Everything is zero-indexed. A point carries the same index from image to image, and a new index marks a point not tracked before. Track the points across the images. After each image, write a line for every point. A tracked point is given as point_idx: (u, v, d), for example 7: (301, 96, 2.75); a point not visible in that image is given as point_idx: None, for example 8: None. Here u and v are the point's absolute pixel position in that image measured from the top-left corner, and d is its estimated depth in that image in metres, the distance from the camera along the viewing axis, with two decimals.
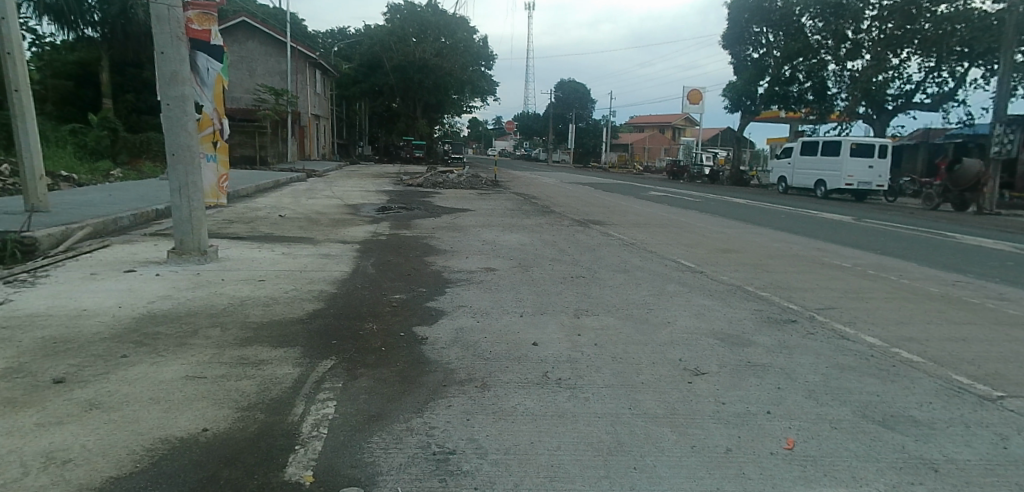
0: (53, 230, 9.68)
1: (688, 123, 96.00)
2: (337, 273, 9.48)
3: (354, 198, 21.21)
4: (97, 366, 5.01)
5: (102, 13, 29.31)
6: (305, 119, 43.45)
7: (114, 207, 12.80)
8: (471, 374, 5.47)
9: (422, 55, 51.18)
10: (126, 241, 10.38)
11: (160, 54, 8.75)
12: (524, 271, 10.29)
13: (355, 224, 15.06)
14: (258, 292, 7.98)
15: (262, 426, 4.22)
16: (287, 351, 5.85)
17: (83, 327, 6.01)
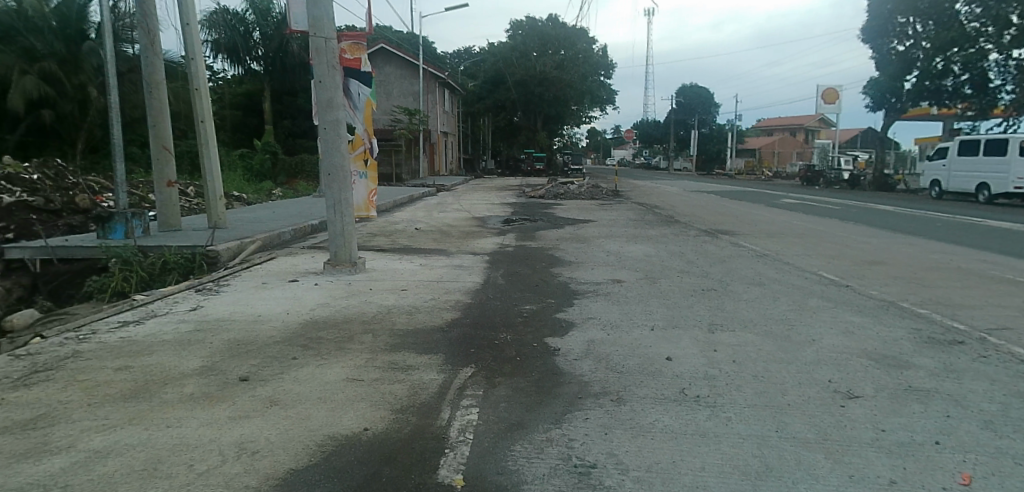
0: (231, 244, 10.95)
1: (824, 125, 89.47)
2: (470, 283, 9.88)
3: (480, 211, 21.94)
4: (272, 367, 5.60)
5: (265, 49, 33.07)
6: (436, 136, 45.59)
7: (277, 223, 14.22)
8: (605, 387, 5.50)
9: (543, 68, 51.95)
10: (289, 254, 11.49)
11: (319, 83, 9.58)
12: (652, 283, 10.12)
13: (483, 236, 15.59)
14: (401, 301, 8.52)
15: (416, 428, 4.50)
16: (431, 358, 6.20)
17: (260, 331, 6.75)
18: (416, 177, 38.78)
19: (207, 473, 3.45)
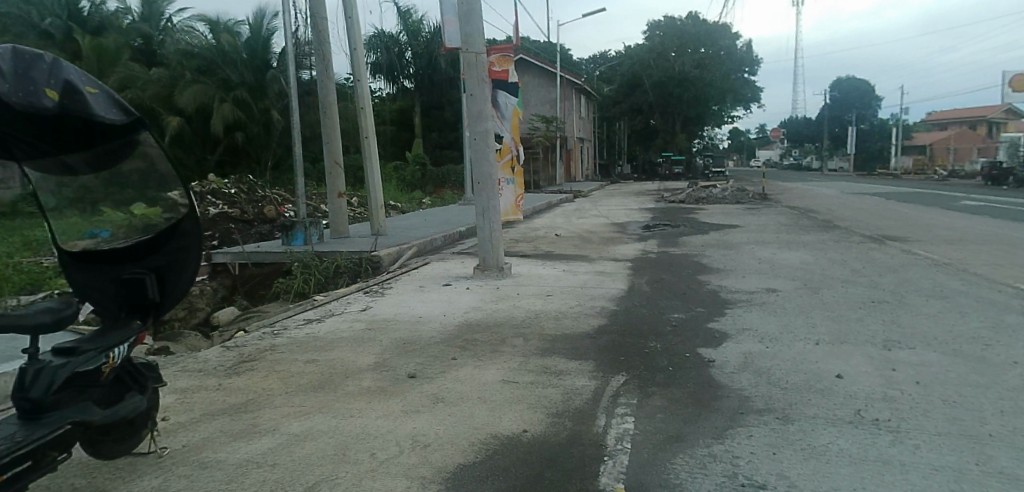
0: (392, 250, 11.72)
1: (1016, 114, 77.90)
2: (615, 290, 9.79)
3: (620, 216, 21.68)
4: (435, 366, 5.91)
5: (415, 67, 35.18)
6: (573, 143, 45.70)
7: (430, 230, 15.04)
8: (769, 403, 5.18)
9: (681, 69, 50.05)
10: (441, 259, 12.09)
11: (471, 96, 10.03)
12: (812, 293, 9.39)
13: (625, 242, 15.39)
14: (548, 307, 8.63)
15: (575, 433, 4.44)
16: (581, 364, 6.21)
17: (421, 332, 7.16)
18: (554, 184, 39.10)
19: (386, 462, 3.58)
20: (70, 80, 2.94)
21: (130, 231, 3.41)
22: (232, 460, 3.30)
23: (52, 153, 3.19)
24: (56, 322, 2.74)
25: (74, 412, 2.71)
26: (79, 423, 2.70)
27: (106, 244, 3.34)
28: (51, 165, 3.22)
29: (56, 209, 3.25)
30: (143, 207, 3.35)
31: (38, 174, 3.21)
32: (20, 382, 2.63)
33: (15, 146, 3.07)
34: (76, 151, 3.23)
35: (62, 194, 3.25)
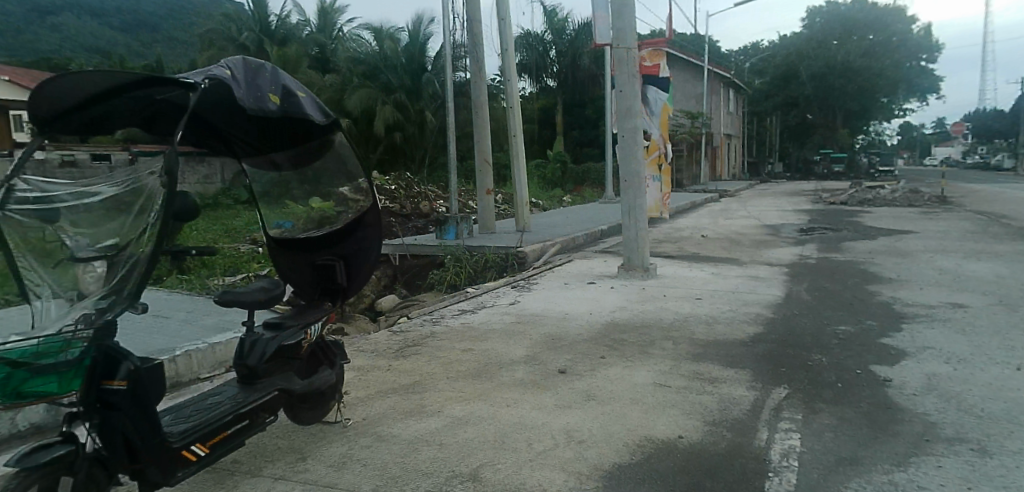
0: (536, 246, 11.91)
1: None
2: (770, 296, 9.20)
3: (772, 218, 20.31)
4: (586, 363, 5.79)
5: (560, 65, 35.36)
6: (720, 140, 43.43)
7: (573, 228, 15.05)
8: (960, 432, 4.58)
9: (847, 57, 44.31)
10: (585, 257, 12.04)
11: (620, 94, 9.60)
12: (1010, 310, 8.18)
13: (779, 245, 14.40)
14: (698, 311, 8.28)
15: (734, 447, 4.08)
16: (737, 372, 5.84)
17: (569, 329, 7.13)
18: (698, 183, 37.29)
19: (537, 456, 3.50)
20: (287, 85, 3.32)
21: (310, 220, 3.83)
22: (405, 436, 3.51)
23: (266, 151, 3.74)
24: (268, 301, 3.10)
25: (279, 379, 3.08)
26: (283, 391, 3.05)
27: (290, 231, 3.74)
28: (263, 161, 3.78)
29: (266, 196, 3.78)
30: (320, 201, 3.83)
31: (253, 167, 3.80)
32: (240, 351, 3.06)
33: (238, 145, 3.59)
34: (282, 150, 3.78)
35: (267, 186, 3.84)
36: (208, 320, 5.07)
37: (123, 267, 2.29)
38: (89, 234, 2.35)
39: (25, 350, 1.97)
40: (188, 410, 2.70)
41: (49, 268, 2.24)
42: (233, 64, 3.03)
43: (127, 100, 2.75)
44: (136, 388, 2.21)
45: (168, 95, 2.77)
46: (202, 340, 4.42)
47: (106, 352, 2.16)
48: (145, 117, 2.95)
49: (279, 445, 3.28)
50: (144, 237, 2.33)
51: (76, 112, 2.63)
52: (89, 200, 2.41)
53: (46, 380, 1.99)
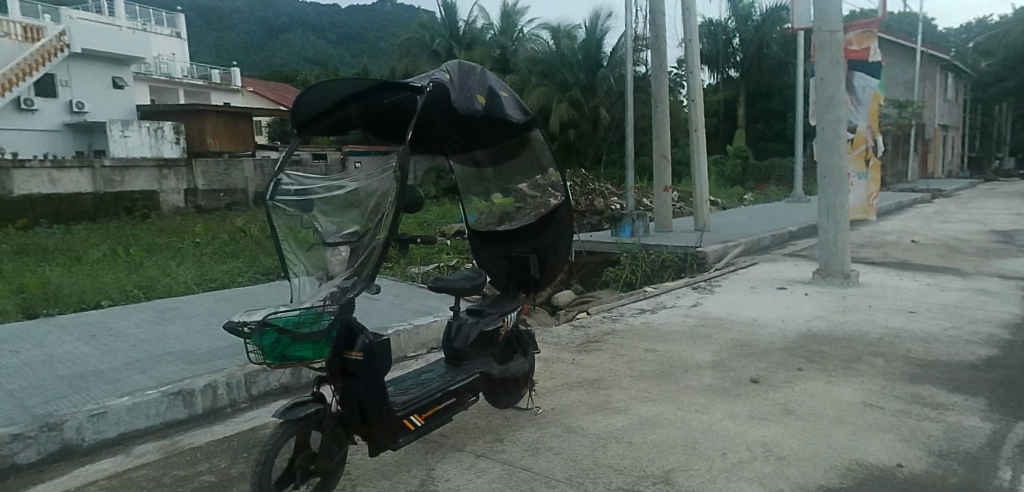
0: (719, 246, 10.62)
1: None
2: (1005, 311, 7.73)
3: (1004, 223, 17.10)
4: (781, 374, 5.01)
5: None
6: (935, 133, 37.58)
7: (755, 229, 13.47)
8: None
9: None
10: (773, 260, 10.46)
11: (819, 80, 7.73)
12: None
13: (1014, 255, 12.09)
14: (915, 327, 6.62)
15: (971, 485, 3.20)
16: (970, 399, 4.63)
17: (760, 336, 6.22)
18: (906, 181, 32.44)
19: (720, 475, 3.08)
20: (492, 87, 3.47)
21: (491, 215, 3.93)
22: (594, 430, 3.50)
23: (469, 149, 3.97)
24: (472, 289, 3.29)
25: (480, 364, 3.25)
26: (484, 375, 3.22)
27: (475, 225, 3.90)
28: (466, 159, 4.01)
29: (468, 193, 4.04)
30: (502, 197, 3.96)
31: (457, 164, 4.06)
32: (448, 334, 3.30)
33: (448, 145, 3.88)
34: (483, 148, 3.99)
35: (469, 183, 4.09)
36: (410, 304, 5.52)
37: (362, 254, 2.59)
38: (336, 222, 2.73)
39: (289, 318, 2.31)
40: (406, 384, 2.98)
41: (302, 249, 2.68)
42: (450, 67, 3.25)
43: (362, 105, 3.10)
44: (370, 359, 2.52)
45: (397, 98, 3.07)
46: (407, 322, 4.83)
47: (347, 326, 2.50)
48: (374, 119, 3.29)
49: (478, 424, 3.49)
50: (380, 226, 2.61)
51: (323, 116, 3.03)
52: (338, 193, 2.81)
53: (305, 344, 2.33)
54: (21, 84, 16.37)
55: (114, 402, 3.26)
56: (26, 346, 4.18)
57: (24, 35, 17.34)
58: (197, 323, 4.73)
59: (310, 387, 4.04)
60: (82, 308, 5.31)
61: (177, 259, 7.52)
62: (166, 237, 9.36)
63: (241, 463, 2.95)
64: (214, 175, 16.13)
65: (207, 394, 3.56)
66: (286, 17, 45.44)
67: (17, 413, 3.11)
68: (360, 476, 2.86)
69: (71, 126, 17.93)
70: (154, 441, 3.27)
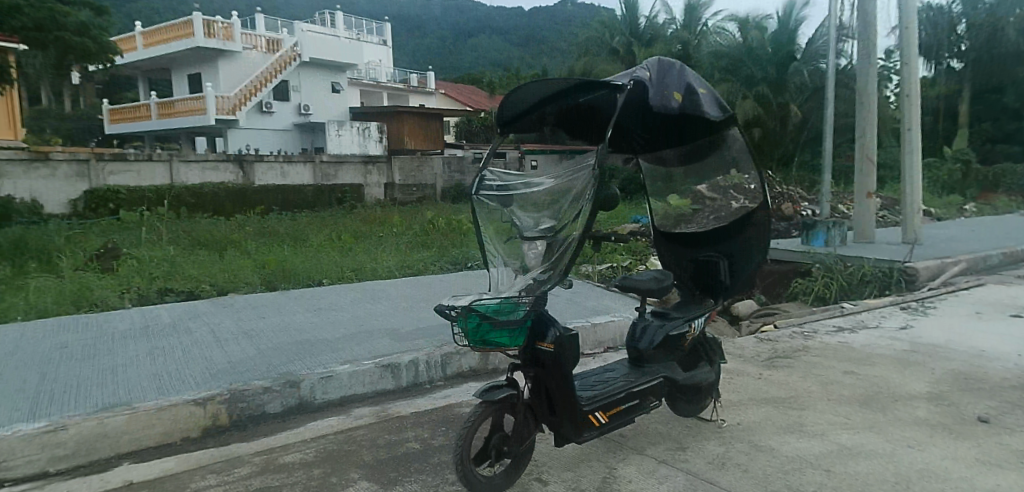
0: (932, 262, 9.14)
1: None
2: None
3: None
4: (1019, 415, 4.19)
5: None
6: None
7: (982, 245, 11.52)
8: None
9: None
10: (1006, 283, 8.88)
11: None
12: None
13: None
14: None
15: None
16: None
17: (989, 369, 5.29)
18: None
19: None
20: (692, 83, 3.37)
21: (666, 216, 3.78)
22: (787, 452, 3.24)
23: (658, 147, 3.81)
24: (659, 290, 3.11)
25: (664, 368, 3.18)
26: (668, 380, 3.15)
27: (657, 225, 3.79)
28: (653, 158, 3.87)
29: (655, 193, 3.89)
30: (678, 199, 3.80)
31: (645, 162, 3.91)
32: (632, 335, 3.25)
33: (637, 142, 3.77)
34: (674, 147, 3.78)
35: (656, 183, 3.90)
36: (589, 302, 5.54)
37: (557, 250, 2.79)
38: (535, 217, 2.86)
39: (490, 306, 2.50)
40: (590, 380, 3.02)
41: (501, 241, 2.83)
42: (650, 65, 3.28)
43: (560, 104, 3.17)
44: (560, 352, 2.63)
45: (596, 96, 3.13)
46: (587, 319, 4.86)
47: (540, 318, 2.65)
48: (569, 118, 3.35)
49: (659, 430, 3.41)
50: (574, 225, 2.81)
51: (525, 114, 3.14)
52: (535, 189, 2.93)
53: (502, 331, 2.51)
54: (261, 92, 19.30)
55: (338, 368, 3.70)
56: (269, 313, 4.90)
57: (267, 47, 20.23)
58: (401, 304, 5.19)
59: (497, 373, 4.24)
60: (309, 284, 6.10)
61: (380, 246, 8.30)
62: (370, 227, 10.38)
63: (441, 436, 3.20)
64: (409, 171, 17.52)
65: (410, 370, 3.90)
66: (477, 23, 48.08)
67: (266, 369, 3.66)
68: (547, 463, 2.97)
69: (298, 126, 20.59)
70: (368, 406, 3.66)
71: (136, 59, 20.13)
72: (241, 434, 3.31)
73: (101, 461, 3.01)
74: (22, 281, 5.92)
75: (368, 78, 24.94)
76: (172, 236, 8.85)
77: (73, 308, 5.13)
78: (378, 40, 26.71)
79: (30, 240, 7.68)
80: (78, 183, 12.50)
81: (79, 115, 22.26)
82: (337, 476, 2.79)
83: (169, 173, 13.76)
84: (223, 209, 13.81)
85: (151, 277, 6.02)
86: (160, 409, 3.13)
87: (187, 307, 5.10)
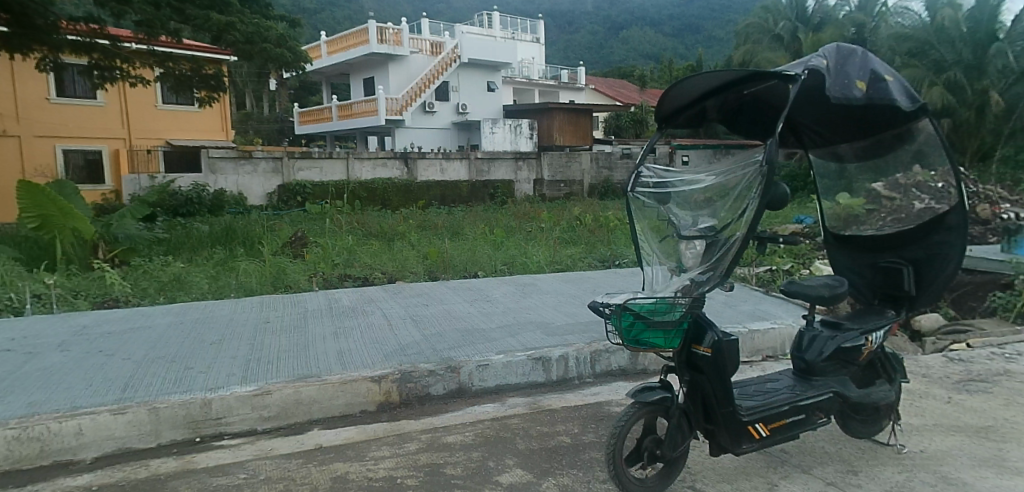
0: None
1: None
2: None
3: None
4: None
5: None
6: None
7: None
8: None
9: None
10: None
11: None
12: None
13: None
14: None
15: None
16: None
17: None
18: None
19: None
20: (877, 69, 3.07)
21: (837, 219, 3.52)
22: (985, 487, 2.79)
23: (833, 142, 3.49)
24: (831, 300, 2.81)
25: (836, 382, 2.92)
26: (840, 395, 2.89)
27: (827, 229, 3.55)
28: (827, 153, 3.56)
29: (824, 192, 3.60)
30: (848, 198, 3.49)
31: (817, 157, 3.61)
32: (798, 344, 3.04)
33: (807, 135, 3.50)
34: (852, 141, 3.43)
35: (828, 180, 3.60)
36: (746, 306, 5.25)
37: (719, 250, 2.62)
38: (691, 215, 2.81)
39: (645, 305, 2.44)
40: (750, 389, 2.89)
41: (655, 240, 2.84)
42: (828, 52, 3.03)
43: (723, 97, 3.04)
44: (718, 357, 2.54)
45: (764, 86, 2.91)
46: (743, 325, 4.61)
47: (697, 321, 2.57)
48: (733, 112, 3.21)
49: (827, 450, 3.14)
50: (738, 224, 2.59)
51: (685, 109, 3.08)
52: (692, 187, 2.87)
53: (658, 332, 2.45)
54: (424, 93, 20.52)
55: (494, 357, 3.84)
56: (432, 301, 5.21)
57: (430, 50, 21.43)
58: (552, 299, 5.27)
59: (648, 374, 4.16)
60: (466, 276, 6.40)
61: (531, 241, 8.47)
62: (521, 222, 10.66)
63: (592, 433, 3.21)
64: (558, 167, 17.71)
65: (560, 364, 3.95)
66: (631, 16, 47.36)
67: (431, 353, 3.89)
68: (702, 472, 2.87)
69: (456, 125, 21.58)
70: (521, 396, 3.76)
71: (319, 66, 22.29)
72: (410, 411, 3.55)
73: (296, 424, 3.38)
74: (233, 263, 6.82)
75: (522, 76, 25.51)
76: (348, 227, 9.70)
77: (272, 288, 5.83)
78: (532, 38, 27.18)
79: (238, 229, 8.85)
80: (274, 178, 14.13)
81: (275, 118, 25.15)
82: (494, 461, 2.90)
83: (347, 171, 15.00)
84: (390, 203, 14.91)
85: (332, 263, 6.67)
86: (344, 382, 3.47)
87: (362, 292, 5.58)
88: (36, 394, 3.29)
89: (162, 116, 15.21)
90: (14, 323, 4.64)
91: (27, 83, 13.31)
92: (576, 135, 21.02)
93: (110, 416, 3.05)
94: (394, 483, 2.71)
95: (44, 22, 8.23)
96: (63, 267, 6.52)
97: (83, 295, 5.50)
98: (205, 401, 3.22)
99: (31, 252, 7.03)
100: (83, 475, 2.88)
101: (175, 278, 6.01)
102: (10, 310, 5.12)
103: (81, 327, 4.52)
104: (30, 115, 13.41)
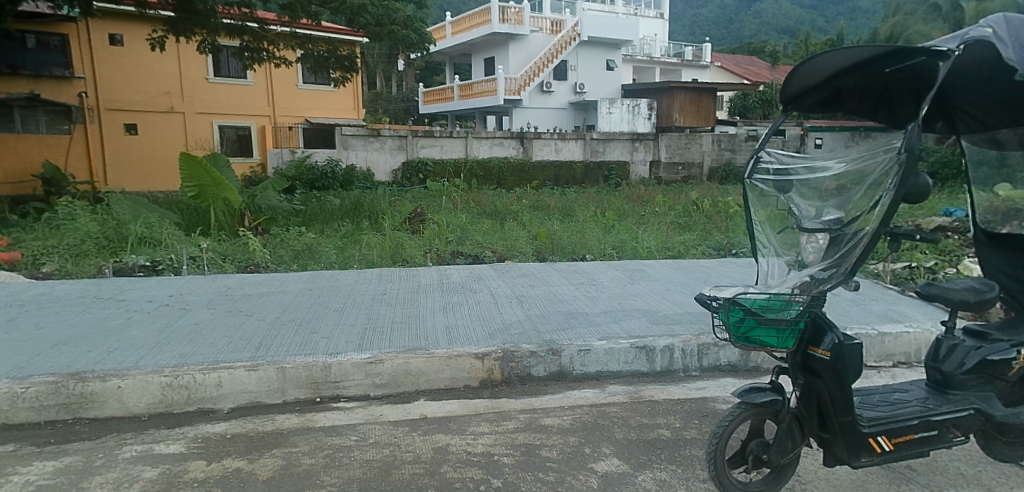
0: None
1: None
2: None
3: None
4: None
5: None
6: None
7: None
8: None
9: None
10: None
11: None
12: None
13: None
14: None
15: None
16: None
17: None
18: None
19: None
20: None
21: (993, 211, 3.10)
22: None
23: (992, 127, 3.05)
24: (978, 306, 2.48)
25: (979, 398, 2.60)
26: (983, 414, 2.57)
27: (980, 223, 3.13)
28: (984, 139, 3.12)
29: (979, 181, 3.13)
30: (1010, 189, 3.03)
31: (971, 143, 3.16)
32: (935, 354, 2.75)
33: (961, 119, 3.10)
34: (1017, 126, 2.97)
35: (985, 169, 3.13)
36: (877, 306, 4.80)
37: (844, 245, 2.38)
38: (816, 207, 2.59)
39: (757, 301, 2.30)
40: (874, 399, 2.65)
41: (775, 231, 2.67)
42: (995, 21, 2.61)
43: (860, 76, 2.76)
44: (838, 361, 2.36)
45: (909, 63, 2.63)
46: (872, 327, 4.24)
47: (815, 321, 2.39)
48: (880, 93, 2.93)
49: (962, 471, 2.79)
50: (870, 218, 2.33)
51: (813, 91, 2.82)
52: (820, 175, 2.63)
53: (770, 330, 2.30)
54: (543, 73, 20.52)
55: (597, 343, 3.81)
56: (539, 282, 5.25)
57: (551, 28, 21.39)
58: (660, 287, 5.13)
59: (759, 373, 3.95)
60: (574, 258, 6.38)
61: (643, 225, 8.28)
62: (634, 205, 10.45)
63: (694, 429, 3.10)
64: (676, 149, 17.10)
65: (664, 355, 3.85)
66: None
67: (535, 334, 3.93)
68: (812, 482, 2.70)
69: (574, 104, 21.39)
70: (622, 384, 3.72)
71: (444, 46, 22.88)
72: (511, 389, 3.62)
73: (404, 393, 3.55)
74: (357, 236, 7.22)
75: (642, 53, 24.69)
76: (464, 205, 10.04)
77: (391, 261, 6.13)
78: (656, 13, 26.12)
79: (365, 203, 9.37)
80: (399, 155, 14.76)
81: (402, 98, 26.25)
82: (590, 448, 2.89)
83: (465, 149, 15.40)
84: (505, 182, 15.23)
85: (446, 240, 6.88)
86: (449, 357, 3.59)
87: (472, 269, 5.73)
88: (186, 346, 3.68)
89: (302, 96, 16.36)
90: (174, 282, 5.22)
91: (190, 64, 14.72)
92: (697, 115, 20.13)
93: (244, 372, 3.36)
94: (491, 459, 2.78)
95: (203, 7, 9.08)
96: (215, 233, 7.21)
97: (231, 259, 6.08)
98: (325, 365, 3.46)
99: (191, 217, 7.80)
100: (220, 423, 3.20)
101: (307, 247, 6.48)
102: (170, 269, 5.76)
103: (225, 288, 5.01)
104: (192, 94, 14.85)
